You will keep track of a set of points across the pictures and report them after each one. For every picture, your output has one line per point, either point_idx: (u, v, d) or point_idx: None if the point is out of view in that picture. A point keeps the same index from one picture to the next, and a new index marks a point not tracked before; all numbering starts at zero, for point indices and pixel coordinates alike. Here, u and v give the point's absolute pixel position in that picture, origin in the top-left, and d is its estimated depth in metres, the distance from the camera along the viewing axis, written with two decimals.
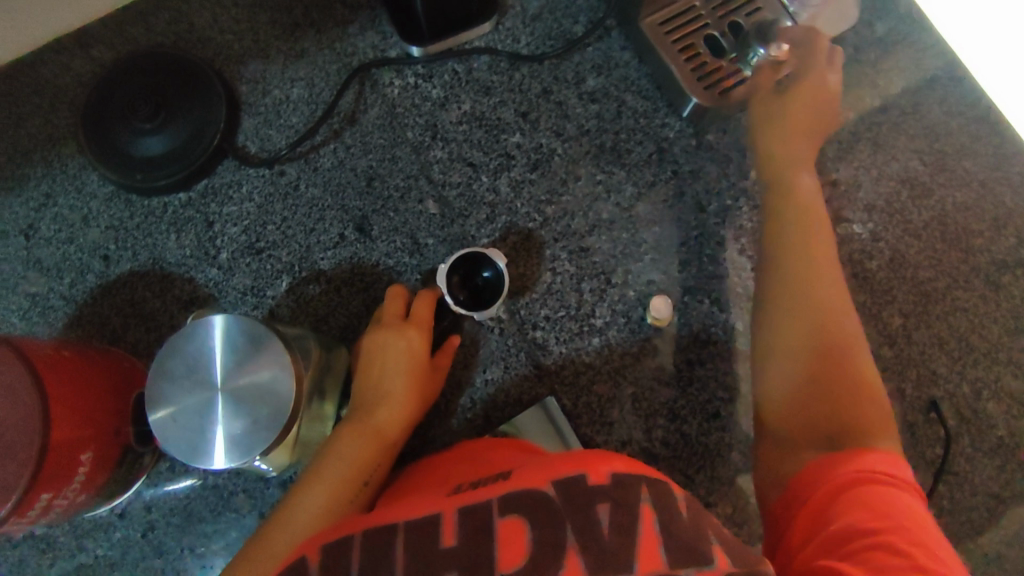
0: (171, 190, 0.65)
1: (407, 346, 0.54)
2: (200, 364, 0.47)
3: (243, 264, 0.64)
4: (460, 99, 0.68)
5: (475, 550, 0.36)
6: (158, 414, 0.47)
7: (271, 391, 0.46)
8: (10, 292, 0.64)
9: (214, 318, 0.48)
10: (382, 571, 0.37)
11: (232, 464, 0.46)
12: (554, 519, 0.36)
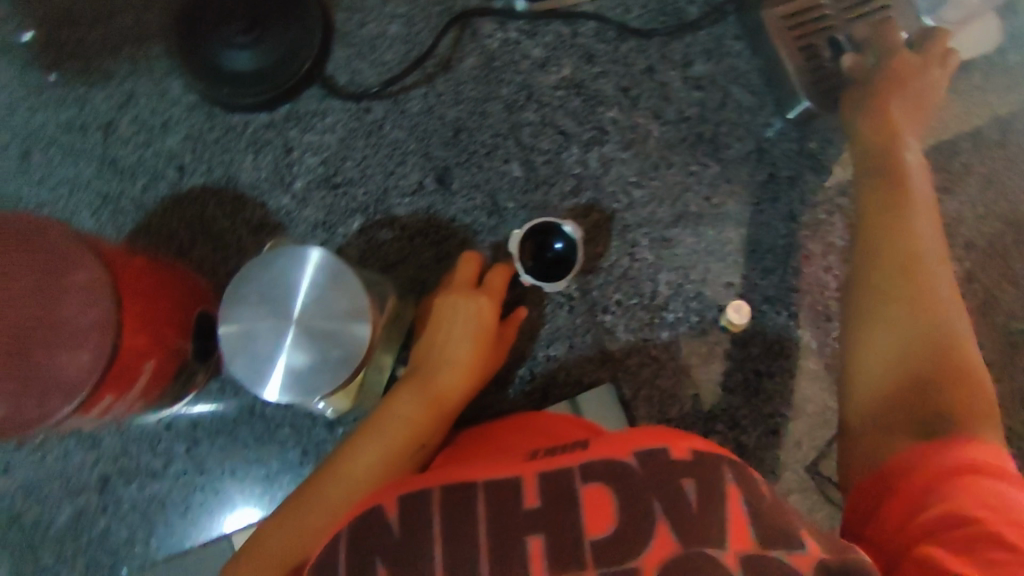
0: (257, 109, 0.63)
1: (480, 313, 0.52)
2: (281, 293, 0.46)
3: (317, 196, 0.62)
4: (561, 62, 0.65)
5: (558, 512, 0.36)
6: (228, 335, 0.46)
7: (351, 334, 0.45)
8: (83, 188, 0.63)
9: (299, 248, 0.46)
10: (462, 524, 0.37)
11: (297, 398, 0.45)
12: (639, 492, 0.36)
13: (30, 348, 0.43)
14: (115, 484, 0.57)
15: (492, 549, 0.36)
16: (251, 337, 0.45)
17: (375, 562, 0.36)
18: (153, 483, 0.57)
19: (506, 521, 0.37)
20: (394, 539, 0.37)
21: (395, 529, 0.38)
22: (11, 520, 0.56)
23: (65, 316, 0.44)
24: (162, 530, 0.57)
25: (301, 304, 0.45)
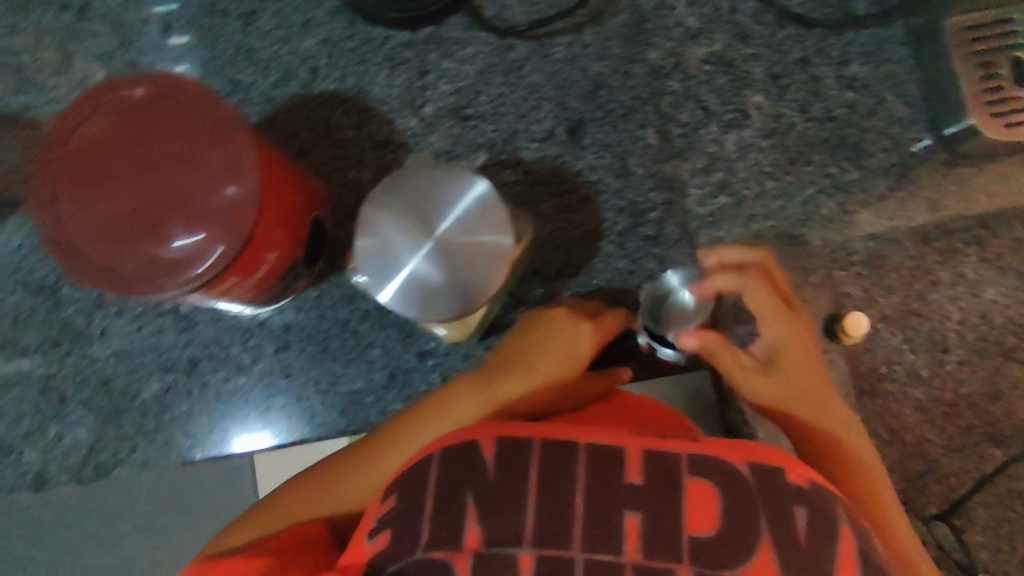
0: (401, 25, 0.61)
1: (575, 341, 0.48)
2: (431, 209, 0.45)
3: (446, 124, 0.61)
4: (714, 36, 0.63)
5: (665, 500, 0.38)
6: (367, 237, 0.45)
7: (487, 271, 0.44)
8: (215, 73, 0.62)
9: (458, 172, 0.45)
10: (566, 485, 0.39)
11: (414, 314, 0.44)
12: (748, 502, 0.38)
13: (157, 216, 0.43)
14: (202, 369, 0.58)
15: (588, 512, 0.38)
16: (390, 245, 0.45)
17: (468, 493, 0.38)
18: (238, 376, 0.57)
19: (611, 491, 0.38)
20: (490, 476, 0.39)
21: (493, 466, 0.39)
22: (99, 382, 0.58)
23: (199, 194, 0.43)
24: (239, 424, 0.57)
25: (449, 226, 0.44)
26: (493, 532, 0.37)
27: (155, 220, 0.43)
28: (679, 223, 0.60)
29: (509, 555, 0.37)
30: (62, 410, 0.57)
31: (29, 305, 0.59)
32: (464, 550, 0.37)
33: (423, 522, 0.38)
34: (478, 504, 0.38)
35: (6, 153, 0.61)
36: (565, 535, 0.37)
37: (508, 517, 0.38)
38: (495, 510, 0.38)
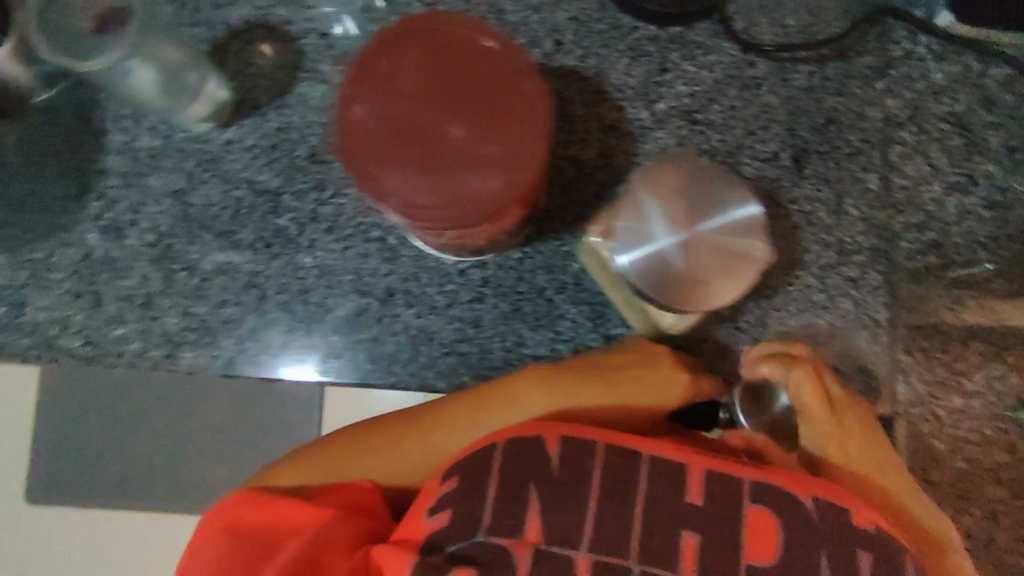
0: (651, 19, 0.63)
1: (669, 387, 0.54)
2: (703, 206, 0.47)
3: (674, 124, 0.62)
4: (957, 95, 0.62)
5: (722, 524, 0.43)
6: (631, 202, 0.47)
7: (724, 285, 0.46)
8: None
9: (742, 191, 0.47)
10: (632, 493, 0.44)
11: (641, 286, 0.46)
12: (808, 540, 0.42)
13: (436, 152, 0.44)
14: (396, 301, 0.60)
15: (646, 524, 0.43)
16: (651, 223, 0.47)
17: (531, 486, 0.44)
18: (430, 315, 0.60)
19: (675, 508, 0.43)
20: (554, 474, 0.44)
21: (558, 466, 0.45)
22: (299, 291, 0.61)
23: (482, 140, 0.44)
24: (420, 361, 0.59)
25: (714, 226, 0.46)
26: (555, 529, 0.42)
27: (432, 154, 0.44)
28: (883, 272, 0.60)
29: (565, 556, 0.42)
30: (261, 307, 0.61)
31: (248, 204, 0.62)
32: (525, 541, 0.42)
33: (485, 508, 0.44)
34: (539, 500, 0.43)
35: (258, 61, 0.64)
36: (623, 543, 0.42)
37: (568, 518, 0.43)
38: (557, 508, 0.43)
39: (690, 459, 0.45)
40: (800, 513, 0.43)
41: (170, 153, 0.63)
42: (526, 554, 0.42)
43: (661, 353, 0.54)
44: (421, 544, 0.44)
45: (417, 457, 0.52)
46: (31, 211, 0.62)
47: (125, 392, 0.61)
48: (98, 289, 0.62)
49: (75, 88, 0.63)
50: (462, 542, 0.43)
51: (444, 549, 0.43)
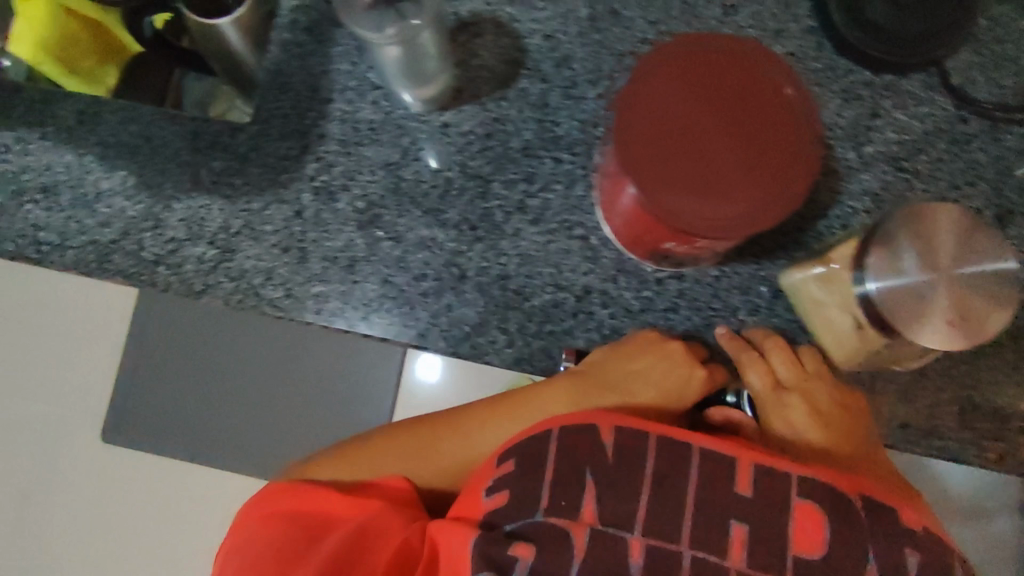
0: (870, 64, 0.64)
1: (686, 376, 0.57)
2: (967, 252, 0.48)
3: (880, 168, 0.64)
4: None
5: (769, 515, 0.46)
6: (900, 225, 0.49)
7: (967, 332, 0.47)
8: None
9: (1007, 251, 0.48)
10: (677, 485, 0.47)
11: (886, 305, 0.49)
12: (853, 537, 0.44)
13: (717, 179, 0.48)
14: (592, 299, 0.62)
15: (696, 514, 0.46)
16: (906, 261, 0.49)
17: (588, 471, 0.47)
18: (624, 317, 0.62)
19: (725, 501, 0.46)
20: (609, 461, 0.48)
21: (613, 455, 0.48)
22: (498, 277, 0.63)
23: (745, 154, 0.48)
24: None
25: (973, 272, 0.48)
26: (610, 514, 0.46)
27: (699, 161, 0.48)
28: None
29: (620, 537, 0.45)
30: (459, 286, 0.63)
31: (458, 186, 0.64)
32: (581, 522, 0.46)
33: (543, 489, 0.47)
34: (596, 486, 0.47)
35: (482, 53, 0.65)
36: (675, 529, 0.46)
37: (623, 503, 0.46)
38: (612, 494, 0.46)
39: (740, 452, 0.48)
40: (848, 512, 0.46)
41: (388, 128, 0.65)
42: (582, 532, 0.45)
43: (673, 348, 0.58)
44: (481, 520, 0.48)
45: (463, 437, 0.56)
46: (252, 164, 0.65)
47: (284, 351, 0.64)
48: (305, 247, 0.64)
49: (307, 56, 0.67)
50: (519, 521, 0.47)
51: (501, 527, 0.47)
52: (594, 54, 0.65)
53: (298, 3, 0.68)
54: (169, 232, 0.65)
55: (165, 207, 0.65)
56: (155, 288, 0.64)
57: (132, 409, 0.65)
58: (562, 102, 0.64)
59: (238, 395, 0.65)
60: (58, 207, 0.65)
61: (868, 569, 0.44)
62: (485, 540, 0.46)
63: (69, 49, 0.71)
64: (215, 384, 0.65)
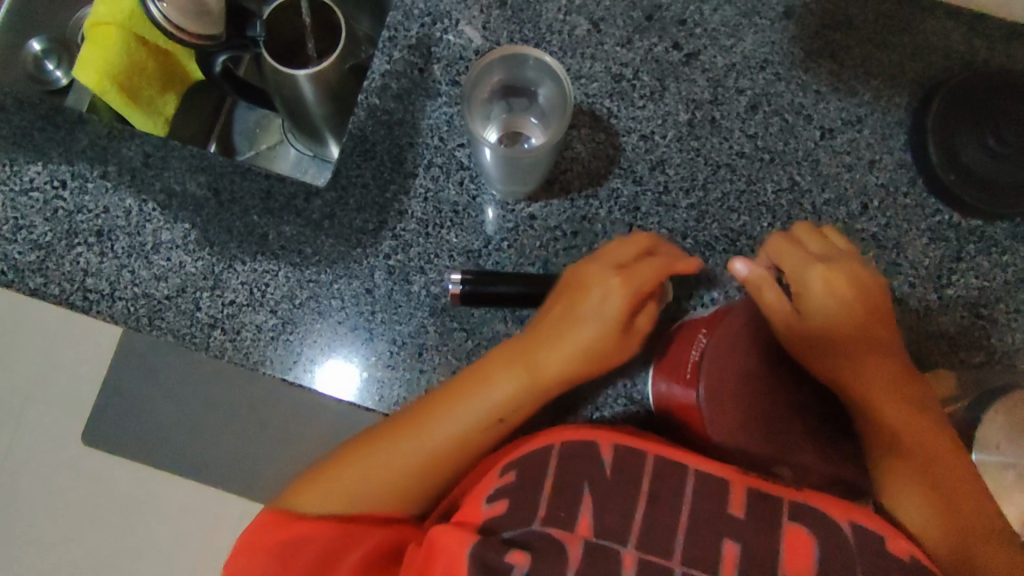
0: (961, 207, 0.64)
1: (620, 309, 0.53)
2: None
3: (959, 313, 0.63)
4: None
5: (766, 538, 0.42)
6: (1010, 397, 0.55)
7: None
8: (778, 166, 0.65)
9: None
10: (672, 499, 0.44)
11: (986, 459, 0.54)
12: (851, 559, 0.41)
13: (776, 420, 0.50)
14: None
15: (691, 529, 0.43)
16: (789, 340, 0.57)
17: (584, 485, 0.44)
18: None
19: (717, 521, 0.43)
20: (607, 477, 0.45)
21: (611, 470, 0.45)
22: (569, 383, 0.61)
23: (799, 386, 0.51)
24: None
25: None
26: (603, 527, 0.43)
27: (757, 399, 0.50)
28: None
29: (612, 549, 0.42)
30: None
31: None
32: (576, 533, 0.42)
33: (540, 498, 0.44)
34: (594, 497, 0.44)
35: (578, 145, 0.65)
36: (666, 543, 0.42)
37: (618, 516, 0.43)
38: (609, 505, 0.43)
39: (735, 475, 0.45)
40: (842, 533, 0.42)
41: (471, 213, 0.63)
42: (575, 545, 0.42)
43: (605, 279, 0.53)
44: (478, 526, 0.44)
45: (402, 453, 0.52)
46: (326, 233, 0.63)
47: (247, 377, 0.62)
48: (373, 327, 0.61)
49: (395, 126, 0.65)
50: (517, 530, 0.43)
51: (501, 532, 0.43)
52: (689, 161, 0.65)
53: (390, 67, 0.66)
54: (229, 294, 0.61)
55: (227, 267, 0.62)
56: (208, 352, 0.61)
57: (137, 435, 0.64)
58: (652, 208, 0.63)
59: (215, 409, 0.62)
60: (111, 254, 0.62)
61: None
62: (484, 545, 0.42)
63: (135, 78, 0.71)
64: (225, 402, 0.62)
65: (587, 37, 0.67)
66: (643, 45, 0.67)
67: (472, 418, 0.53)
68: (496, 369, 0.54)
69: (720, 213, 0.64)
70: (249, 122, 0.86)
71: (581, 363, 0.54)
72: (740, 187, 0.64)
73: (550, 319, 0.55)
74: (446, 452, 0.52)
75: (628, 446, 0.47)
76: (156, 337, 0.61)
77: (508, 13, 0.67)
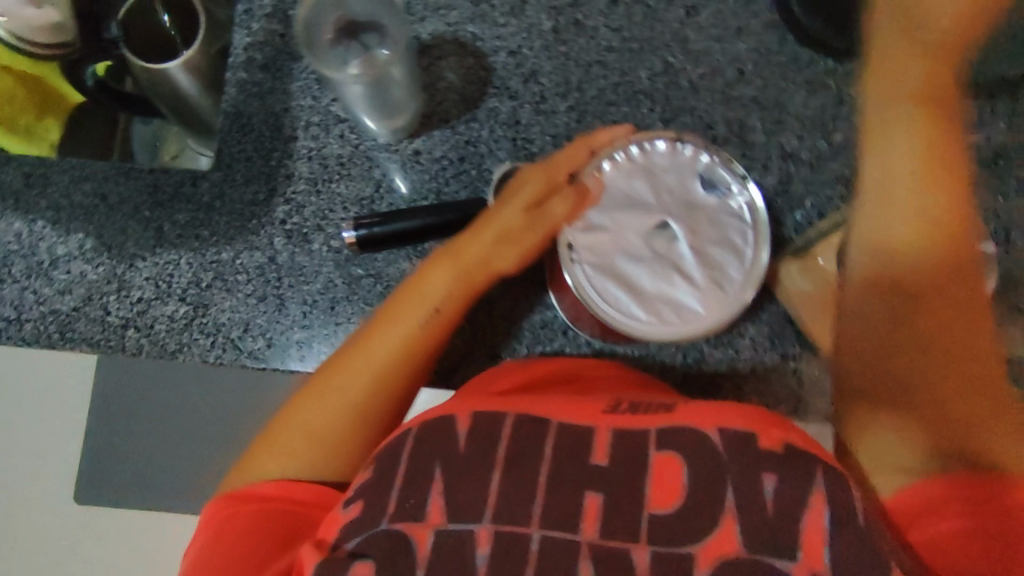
0: (833, 53, 0.64)
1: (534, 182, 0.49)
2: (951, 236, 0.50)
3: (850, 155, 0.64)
4: None
5: (631, 478, 0.43)
6: None
7: None
8: (649, 52, 0.65)
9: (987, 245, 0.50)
10: (532, 462, 0.44)
11: None
12: (709, 474, 0.42)
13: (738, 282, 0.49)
14: None
15: (552, 488, 0.43)
16: (654, 170, 0.49)
17: (437, 466, 0.44)
18: None
19: (578, 473, 0.43)
20: (461, 450, 0.45)
21: (464, 442, 0.45)
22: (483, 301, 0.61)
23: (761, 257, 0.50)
24: None
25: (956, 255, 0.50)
26: (456, 507, 0.42)
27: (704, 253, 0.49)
28: None
29: (467, 531, 0.42)
30: None
31: None
32: (427, 524, 0.42)
33: (393, 493, 0.43)
34: (444, 479, 0.43)
35: (448, 75, 0.65)
36: (526, 506, 0.42)
37: (472, 490, 0.43)
38: (461, 487, 0.43)
39: (598, 420, 0.46)
40: (703, 449, 0.43)
41: (357, 162, 0.63)
42: (426, 538, 0.41)
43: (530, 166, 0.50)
44: (330, 542, 0.42)
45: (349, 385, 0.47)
46: (218, 213, 0.63)
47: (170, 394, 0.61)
48: (282, 294, 0.61)
49: (266, 95, 0.65)
50: (364, 535, 0.42)
51: (347, 544, 0.42)
52: (561, 67, 0.65)
53: (251, 40, 0.66)
54: (135, 292, 0.61)
55: (128, 268, 0.62)
56: (126, 352, 0.61)
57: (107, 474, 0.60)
58: (533, 118, 0.64)
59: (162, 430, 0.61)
60: (11, 279, 0.62)
61: (726, 512, 0.41)
62: (329, 566, 0.41)
63: (10, 108, 0.71)
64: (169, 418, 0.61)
65: None
66: None
67: (399, 332, 0.47)
68: (429, 272, 0.49)
69: (599, 108, 0.64)
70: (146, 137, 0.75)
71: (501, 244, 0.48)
72: (615, 81, 0.65)
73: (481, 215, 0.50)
74: (370, 386, 0.46)
75: (488, 413, 0.47)
76: (71, 350, 0.61)
77: None
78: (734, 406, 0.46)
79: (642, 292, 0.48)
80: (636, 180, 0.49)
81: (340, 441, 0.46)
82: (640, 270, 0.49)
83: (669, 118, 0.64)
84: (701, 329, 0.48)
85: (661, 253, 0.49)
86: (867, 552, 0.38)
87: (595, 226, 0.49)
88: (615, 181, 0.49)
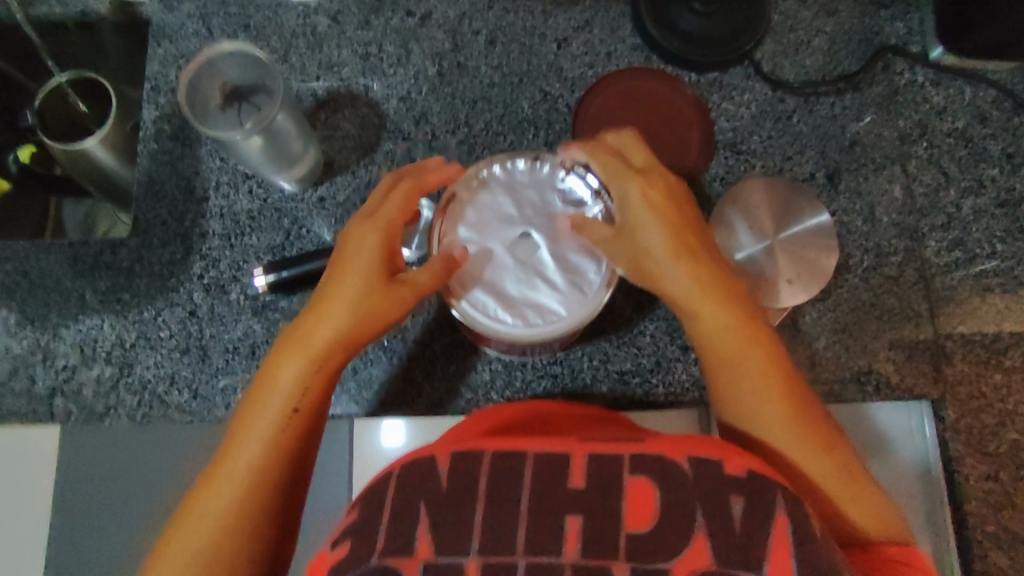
0: (694, 67, 0.71)
1: (368, 246, 0.50)
2: (789, 215, 0.57)
3: (721, 156, 0.70)
4: (958, 115, 0.70)
5: (606, 500, 0.41)
6: (742, 202, 0.57)
7: (815, 266, 0.56)
8: (528, 83, 0.71)
9: (822, 215, 0.57)
10: (511, 493, 0.42)
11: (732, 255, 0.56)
12: (686, 497, 0.41)
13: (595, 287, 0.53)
14: None
15: (533, 516, 0.41)
16: (516, 186, 0.55)
17: (421, 506, 0.42)
18: None
19: (557, 498, 0.41)
20: (444, 489, 0.42)
21: (447, 481, 0.43)
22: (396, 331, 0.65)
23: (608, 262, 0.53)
24: (516, 385, 0.65)
25: (796, 231, 0.56)
26: (444, 542, 0.41)
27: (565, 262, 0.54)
28: (917, 270, 0.67)
29: (455, 563, 0.40)
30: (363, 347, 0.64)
31: None
32: (416, 558, 0.40)
33: (380, 532, 0.41)
34: (431, 515, 0.41)
35: (345, 125, 0.70)
36: (510, 538, 0.41)
37: (457, 524, 0.41)
38: (445, 522, 0.41)
39: (574, 447, 0.44)
40: (677, 474, 0.42)
41: (267, 214, 0.67)
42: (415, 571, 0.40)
43: (362, 222, 0.51)
44: None
45: (228, 485, 0.49)
46: (138, 277, 0.66)
47: (106, 460, 0.63)
48: (205, 345, 0.64)
49: (176, 161, 0.69)
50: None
51: None
52: (448, 106, 0.70)
53: (159, 113, 0.71)
54: (60, 359, 0.65)
55: (53, 337, 0.65)
56: (54, 419, 0.64)
57: (81, 544, 0.62)
58: (427, 156, 0.69)
59: (100, 502, 0.63)
60: None
61: (701, 533, 0.40)
62: None
63: None
64: (107, 487, 0.63)
65: (329, 31, 0.72)
66: (380, 22, 0.72)
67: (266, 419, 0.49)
68: (284, 354, 0.50)
69: (487, 139, 0.70)
70: (79, 216, 0.75)
71: (354, 314, 0.50)
72: (500, 113, 0.70)
73: (326, 280, 0.52)
74: (247, 480, 0.49)
75: (467, 451, 0.44)
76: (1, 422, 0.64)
77: (253, 32, 0.72)
78: (698, 436, 0.46)
79: (508, 298, 0.53)
80: (499, 194, 0.55)
81: (215, 555, 0.48)
82: (506, 277, 0.53)
83: (553, 141, 0.70)
84: (562, 328, 0.53)
85: (524, 261, 0.54)
86: (823, 564, 0.40)
87: (463, 237, 0.54)
88: (478, 195, 0.55)
